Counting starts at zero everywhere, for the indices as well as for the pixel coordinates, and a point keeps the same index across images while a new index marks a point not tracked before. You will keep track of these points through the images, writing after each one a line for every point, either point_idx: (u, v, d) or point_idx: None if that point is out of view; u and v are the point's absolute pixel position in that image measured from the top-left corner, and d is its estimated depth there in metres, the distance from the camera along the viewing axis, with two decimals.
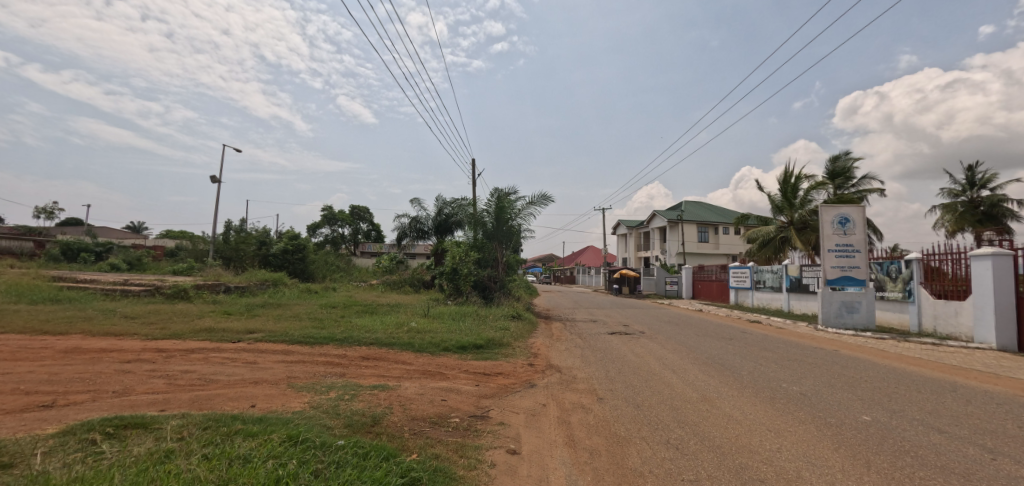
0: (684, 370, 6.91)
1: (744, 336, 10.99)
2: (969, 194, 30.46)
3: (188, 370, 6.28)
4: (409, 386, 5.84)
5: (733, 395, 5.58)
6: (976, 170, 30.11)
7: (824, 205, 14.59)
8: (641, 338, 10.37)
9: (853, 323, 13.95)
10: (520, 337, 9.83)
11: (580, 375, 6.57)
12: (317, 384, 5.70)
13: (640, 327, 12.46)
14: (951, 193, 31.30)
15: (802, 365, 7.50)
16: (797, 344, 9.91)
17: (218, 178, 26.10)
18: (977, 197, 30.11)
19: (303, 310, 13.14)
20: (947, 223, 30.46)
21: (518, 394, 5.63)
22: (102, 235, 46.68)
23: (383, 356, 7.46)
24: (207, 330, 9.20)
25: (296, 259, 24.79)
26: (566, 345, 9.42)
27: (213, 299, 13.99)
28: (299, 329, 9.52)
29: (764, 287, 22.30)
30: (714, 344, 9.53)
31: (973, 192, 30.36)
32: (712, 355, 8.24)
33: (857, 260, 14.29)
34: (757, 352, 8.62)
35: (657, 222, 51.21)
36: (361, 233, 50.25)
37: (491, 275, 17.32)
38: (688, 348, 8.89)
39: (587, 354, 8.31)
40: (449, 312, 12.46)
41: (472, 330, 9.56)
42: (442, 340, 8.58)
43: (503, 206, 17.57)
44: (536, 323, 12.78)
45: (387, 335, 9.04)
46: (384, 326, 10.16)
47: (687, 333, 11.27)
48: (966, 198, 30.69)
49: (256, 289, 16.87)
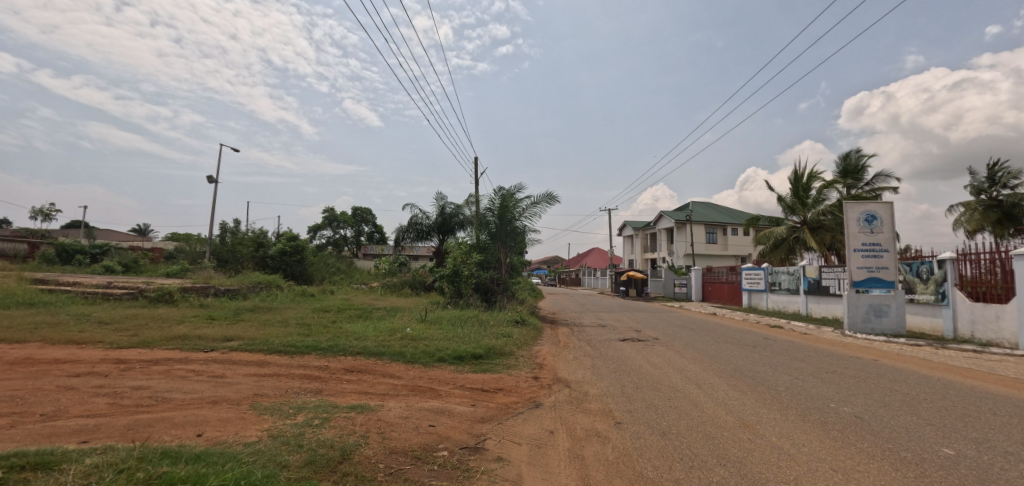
0: (713, 386, 6.02)
1: (767, 342, 10.06)
2: (990, 192, 29.29)
3: (142, 386, 5.49)
4: (394, 406, 4.98)
5: (776, 419, 4.71)
6: (999, 167, 28.72)
7: (849, 202, 13.64)
8: (656, 346, 9.45)
9: (882, 328, 12.93)
10: (523, 344, 8.98)
11: (592, 392, 5.69)
12: (284, 405, 4.86)
13: (653, 333, 11.56)
14: (973, 190, 30.01)
15: (844, 378, 6.57)
16: (829, 352, 8.96)
17: (213, 178, 25.42)
18: (999, 196, 28.81)
19: (294, 314, 12.37)
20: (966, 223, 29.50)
21: (520, 417, 4.76)
22: (103, 236, 46.60)
23: (369, 368, 6.64)
24: (181, 337, 8.44)
25: (293, 261, 24.09)
26: (574, 354, 8.55)
27: (200, 303, 13.27)
28: (282, 335, 8.73)
29: (779, 289, 21.33)
30: (739, 353, 8.60)
31: (995, 191, 29.18)
32: (739, 366, 7.34)
33: (886, 260, 13.30)
34: (788, 362, 7.69)
35: (664, 223, 50.17)
36: (363, 235, 49.55)
37: (493, 277, 16.46)
38: (709, 358, 8.01)
39: (598, 366, 7.43)
40: (448, 317, 11.60)
41: (471, 338, 8.73)
42: (437, 349, 7.73)
43: (507, 205, 16.74)
44: (541, 329, 11.89)
45: (376, 343, 8.21)
46: (375, 333, 9.35)
47: (705, 340, 10.32)
48: (988, 196, 29.39)
49: (249, 292, 16.17)
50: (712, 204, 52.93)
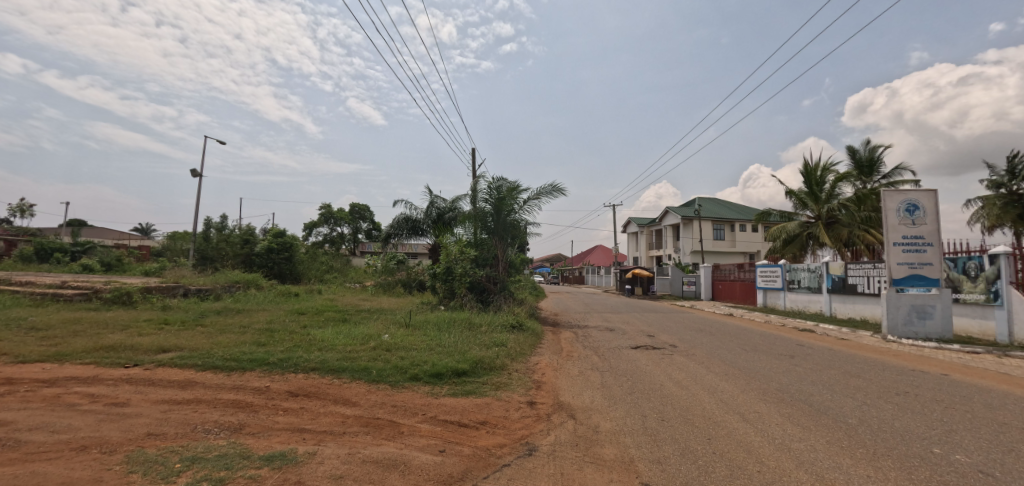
0: (763, 419, 4.60)
1: (804, 350, 8.61)
2: (1011, 185, 27.64)
3: (1, 420, 4.12)
4: (330, 456, 3.55)
5: (873, 478, 3.27)
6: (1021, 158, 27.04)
7: (887, 190, 12.09)
8: (675, 357, 8.01)
9: (926, 332, 11.43)
10: (519, 355, 7.55)
11: (606, 430, 4.26)
12: (174, 456, 3.49)
13: (668, 338, 10.12)
14: (992, 184, 28.39)
15: (928, 406, 5.13)
16: (883, 365, 7.48)
17: (196, 172, 24.13)
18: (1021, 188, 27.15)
19: (264, 317, 11.03)
20: (984, 218, 28.20)
21: (504, 476, 3.32)
22: (93, 234, 45.57)
23: (320, 391, 5.24)
24: (110, 347, 7.11)
25: (281, 259, 22.78)
26: (579, 367, 7.14)
27: (162, 305, 11.99)
28: (231, 345, 7.36)
29: (798, 287, 19.85)
30: (777, 365, 7.20)
31: (1015, 183, 27.54)
32: (785, 386, 5.90)
33: (930, 256, 11.80)
34: (842, 379, 6.29)
35: (670, 219, 48.65)
36: (362, 232, 48.11)
37: (490, 275, 15.03)
38: (744, 373, 6.58)
39: (609, 384, 6.02)
40: (435, 321, 10.21)
41: (456, 347, 7.31)
42: (412, 364, 6.34)
43: (503, 196, 15.30)
44: (540, 334, 10.43)
45: (342, 355, 6.83)
46: (346, 341, 7.98)
47: (731, 348, 8.86)
48: (1010, 190, 27.73)
49: (223, 292, 14.85)
50: (719, 200, 51.34)
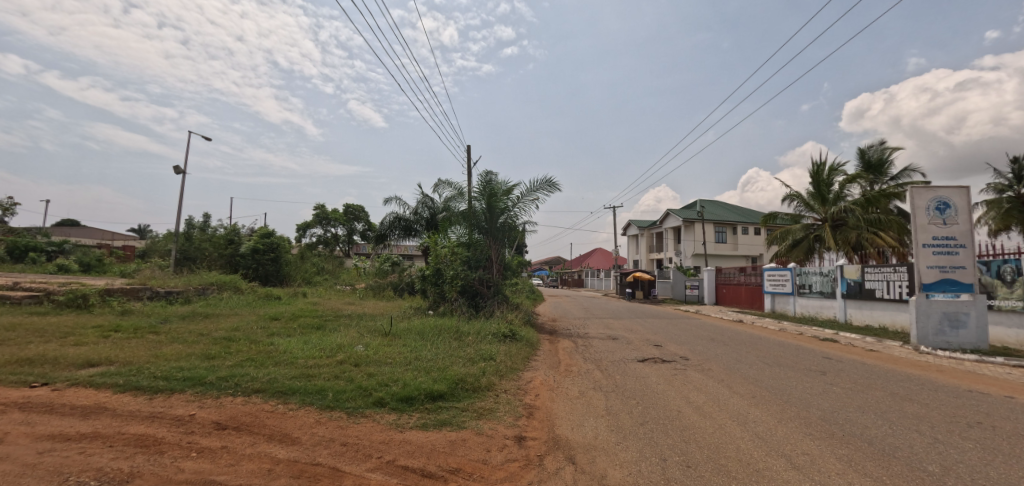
0: (817, 465, 3.55)
1: (834, 365, 7.58)
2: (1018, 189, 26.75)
3: None
4: None
5: None
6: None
7: (915, 187, 11.08)
8: (688, 373, 6.97)
9: (960, 342, 10.41)
10: (509, 371, 6.51)
11: (615, 483, 3.21)
12: None
13: (678, 349, 9.07)
14: (995, 188, 27.41)
15: (1017, 444, 4.09)
16: (934, 383, 6.43)
17: (178, 170, 23.09)
18: None
19: (231, 323, 9.99)
20: (990, 222, 26.95)
21: None
22: (75, 234, 44.09)
23: (256, 422, 4.21)
24: (28, 360, 6.08)
25: (267, 260, 21.71)
26: (580, 386, 6.10)
27: (121, 309, 10.97)
28: (173, 358, 6.32)
29: (810, 292, 18.85)
30: (810, 385, 6.18)
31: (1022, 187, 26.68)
32: (828, 415, 4.85)
33: (962, 258, 10.77)
34: (893, 404, 5.27)
35: (671, 222, 47.68)
36: (356, 233, 46.93)
37: (482, 278, 13.96)
38: (775, 396, 5.54)
39: (614, 411, 4.95)
40: (418, 328, 9.19)
41: (435, 362, 6.27)
42: (379, 384, 5.31)
43: (495, 193, 14.22)
44: (536, 343, 9.37)
45: (299, 372, 5.78)
46: (311, 353, 6.94)
47: (751, 362, 7.83)
48: (1015, 194, 26.78)
49: (195, 294, 13.81)
50: (721, 203, 50.40)
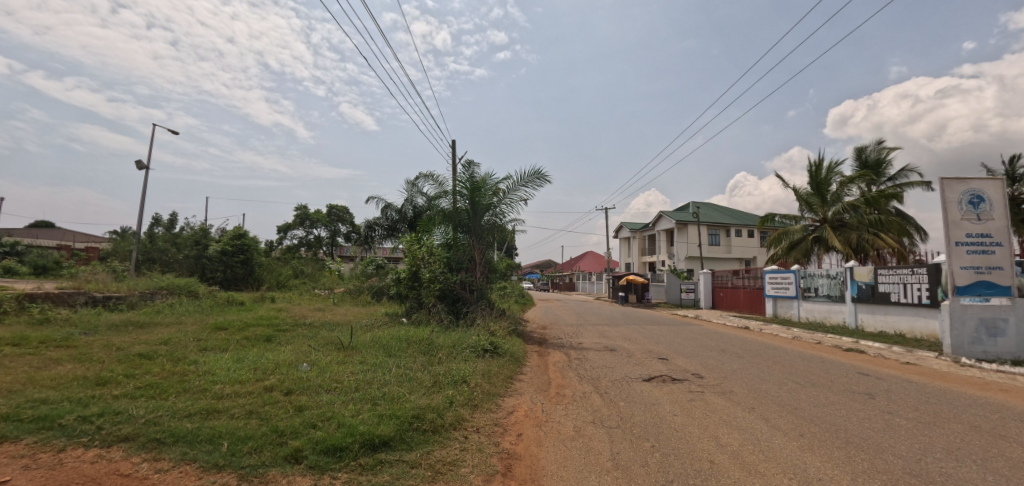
0: None
1: (879, 385, 6.30)
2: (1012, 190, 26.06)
3: None
4: None
5: None
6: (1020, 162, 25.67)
7: (946, 178, 9.97)
8: (708, 398, 5.62)
9: (997, 351, 9.26)
10: (485, 397, 5.16)
11: None
12: None
13: (688, 365, 7.75)
14: None
15: None
16: (1013, 411, 5.14)
17: (142, 165, 21.38)
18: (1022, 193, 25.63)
19: (164, 333, 8.51)
20: None
21: None
22: (37, 234, 41.60)
23: None
24: None
25: (236, 262, 20.05)
26: (574, 418, 4.77)
27: (41, 318, 9.36)
28: (43, 386, 4.80)
29: (816, 296, 17.72)
30: (866, 416, 4.87)
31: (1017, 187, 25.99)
32: (918, 469, 3.51)
33: (999, 258, 9.63)
34: (990, 447, 3.97)
35: (664, 223, 46.66)
36: (339, 236, 45.17)
37: (464, 281, 12.61)
38: (833, 436, 4.19)
39: (624, 464, 3.55)
40: (384, 340, 7.81)
41: (390, 388, 4.86)
42: (303, 425, 3.87)
43: (478, 186, 12.73)
44: (522, 357, 8.02)
45: (201, 405, 4.30)
46: (236, 375, 5.48)
47: (778, 381, 6.53)
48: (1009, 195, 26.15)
49: (140, 299, 12.23)
50: (715, 205, 49.50)
